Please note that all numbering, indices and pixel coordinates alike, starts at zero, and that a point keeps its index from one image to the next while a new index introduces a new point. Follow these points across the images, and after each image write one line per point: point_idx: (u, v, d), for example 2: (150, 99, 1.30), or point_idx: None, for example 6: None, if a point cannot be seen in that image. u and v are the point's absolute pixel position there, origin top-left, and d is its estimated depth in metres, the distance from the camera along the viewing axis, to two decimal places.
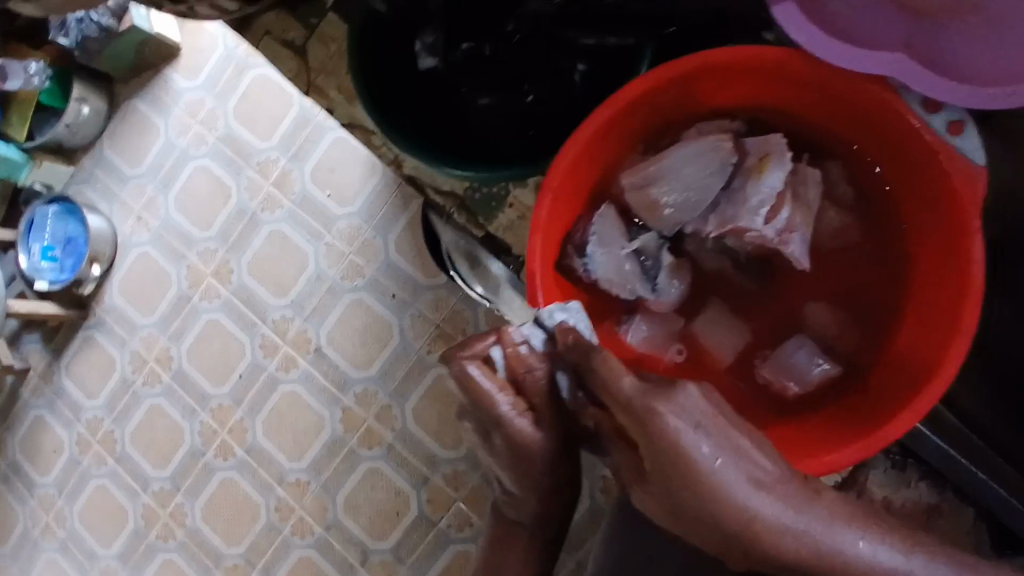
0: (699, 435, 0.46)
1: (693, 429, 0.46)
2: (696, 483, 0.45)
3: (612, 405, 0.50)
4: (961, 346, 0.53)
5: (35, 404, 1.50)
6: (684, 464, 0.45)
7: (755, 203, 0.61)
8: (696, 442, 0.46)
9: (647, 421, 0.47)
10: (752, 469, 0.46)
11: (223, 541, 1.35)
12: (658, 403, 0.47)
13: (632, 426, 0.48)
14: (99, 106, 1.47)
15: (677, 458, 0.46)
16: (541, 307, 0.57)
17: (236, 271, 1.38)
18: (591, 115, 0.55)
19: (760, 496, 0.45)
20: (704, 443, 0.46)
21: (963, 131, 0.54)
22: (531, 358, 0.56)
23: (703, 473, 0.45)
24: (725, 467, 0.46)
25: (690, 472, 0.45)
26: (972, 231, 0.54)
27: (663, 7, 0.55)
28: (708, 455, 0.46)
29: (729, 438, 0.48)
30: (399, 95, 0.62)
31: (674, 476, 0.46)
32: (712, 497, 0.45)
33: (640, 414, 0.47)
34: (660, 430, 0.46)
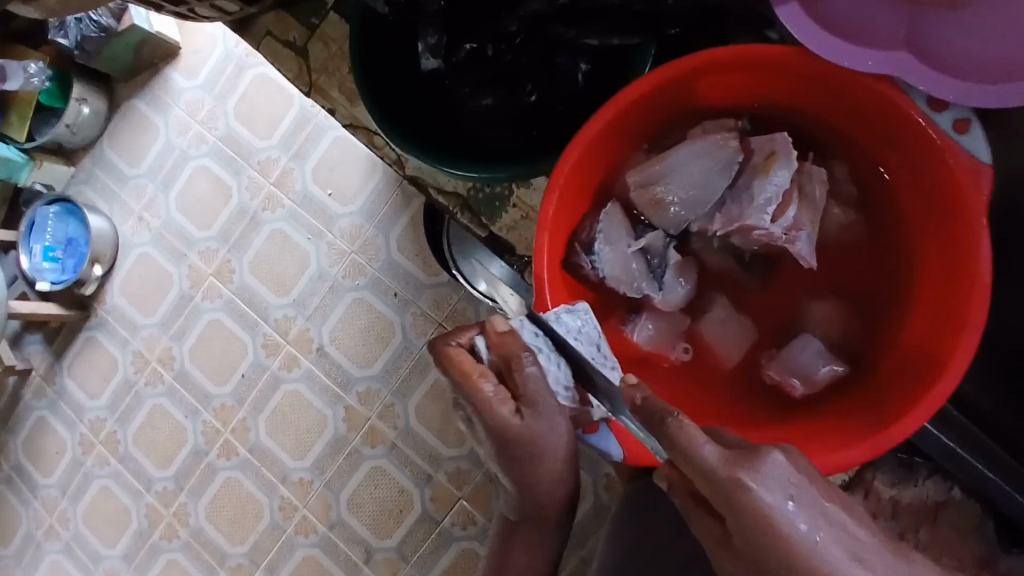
0: (793, 510, 0.43)
1: (785, 501, 0.43)
2: (789, 557, 0.42)
3: (686, 468, 0.46)
4: (969, 342, 0.53)
5: (38, 405, 1.50)
6: (775, 538, 0.43)
7: (763, 201, 0.60)
8: (789, 518, 0.43)
9: (730, 491, 0.43)
10: (846, 537, 0.43)
11: (227, 541, 1.35)
12: (745, 473, 0.43)
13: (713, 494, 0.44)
14: (99, 106, 1.46)
15: (766, 532, 0.43)
16: (547, 306, 0.57)
17: (237, 271, 1.37)
18: (595, 115, 0.55)
19: (861, 572, 0.42)
20: (799, 518, 0.43)
21: (969, 129, 0.54)
22: (516, 346, 0.55)
23: (793, 548, 0.42)
24: (817, 539, 0.43)
25: (779, 546, 0.42)
26: (978, 227, 0.54)
27: (663, 9, 0.56)
28: (801, 528, 0.43)
29: (818, 504, 0.44)
30: (401, 96, 0.62)
31: (757, 544, 0.43)
32: (806, 573, 0.42)
33: (726, 487, 0.44)
34: (747, 503, 0.43)
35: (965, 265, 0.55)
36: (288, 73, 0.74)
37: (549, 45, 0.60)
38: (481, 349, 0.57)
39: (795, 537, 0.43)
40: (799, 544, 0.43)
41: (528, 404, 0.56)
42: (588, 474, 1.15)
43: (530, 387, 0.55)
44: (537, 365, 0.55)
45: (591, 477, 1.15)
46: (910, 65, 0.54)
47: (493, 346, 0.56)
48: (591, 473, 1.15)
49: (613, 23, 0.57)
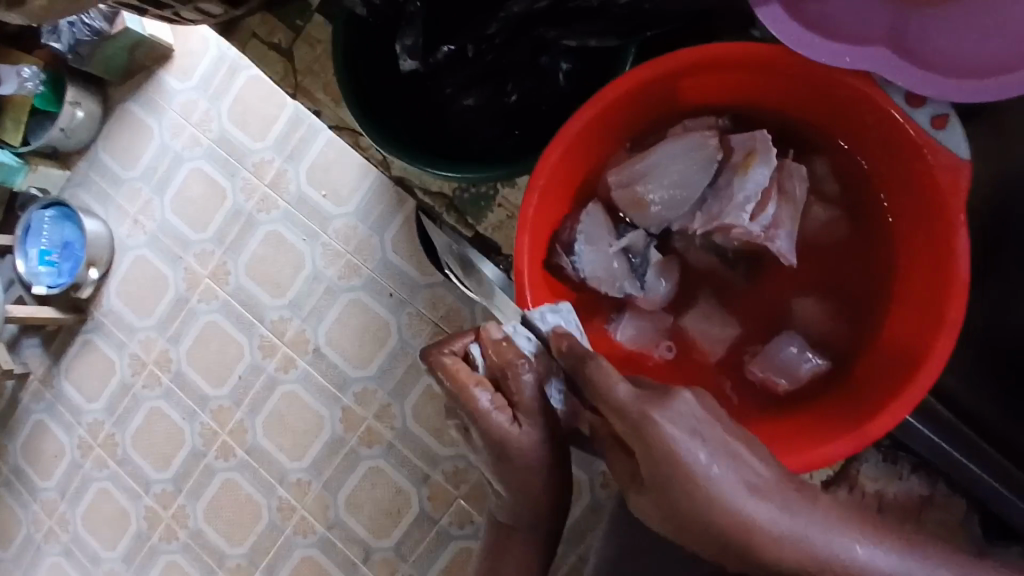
0: (695, 442, 0.44)
1: (688, 437, 0.44)
2: (690, 489, 0.43)
3: (603, 408, 0.47)
4: (949, 337, 0.53)
5: (36, 408, 1.51)
6: (678, 471, 0.44)
7: (742, 199, 0.60)
8: (691, 450, 0.44)
9: (638, 426, 0.45)
10: (746, 473, 0.45)
11: (226, 541, 1.35)
12: (654, 411, 0.45)
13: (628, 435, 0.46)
14: (94, 110, 1.46)
15: (670, 466, 0.44)
16: (530, 307, 0.57)
17: (233, 272, 1.38)
18: (575, 114, 0.55)
19: (760, 505, 0.43)
20: (701, 452, 0.44)
21: (947, 125, 0.54)
22: (509, 352, 0.55)
23: (694, 480, 0.43)
24: (718, 473, 0.44)
25: (681, 478, 0.44)
26: (957, 222, 0.54)
27: (645, 13, 0.55)
28: (702, 462, 0.44)
29: (725, 442, 0.45)
30: (382, 98, 0.62)
31: (664, 484, 0.44)
32: (706, 506, 0.43)
33: (635, 422, 0.45)
34: (654, 438, 0.44)
35: (945, 261, 0.55)
36: (275, 76, 0.74)
37: (535, 46, 0.59)
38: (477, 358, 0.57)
39: (697, 469, 0.44)
40: (701, 476, 0.44)
41: (523, 412, 0.55)
42: (584, 472, 1.15)
43: (525, 394, 0.55)
44: (532, 372, 0.55)
45: (587, 475, 1.15)
46: (891, 63, 0.54)
47: (488, 353, 0.56)
48: (586, 471, 1.15)
49: (593, 26, 0.56)
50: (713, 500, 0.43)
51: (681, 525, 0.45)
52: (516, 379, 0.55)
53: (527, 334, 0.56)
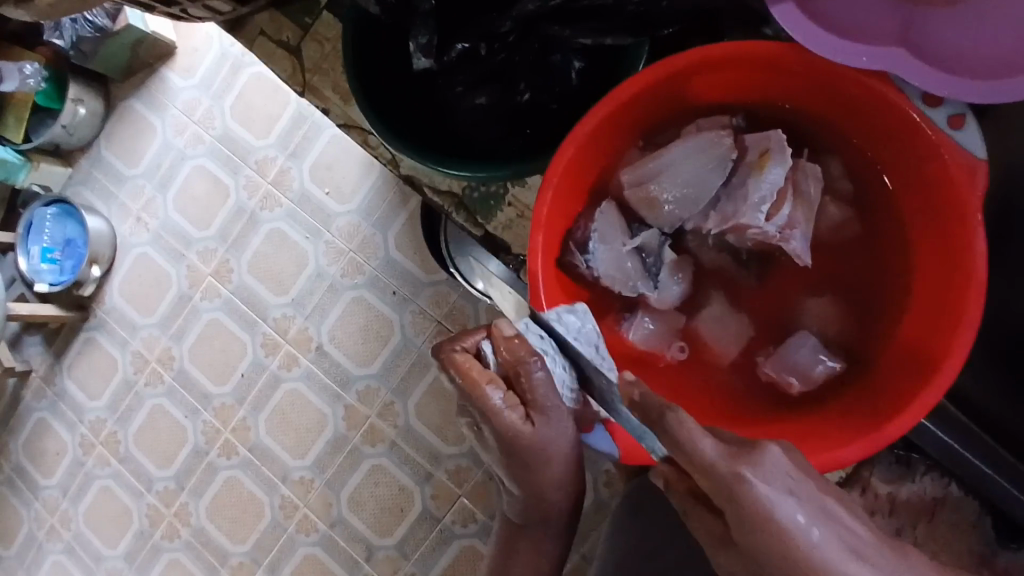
0: (795, 505, 0.42)
1: (784, 496, 0.42)
2: (792, 557, 0.41)
3: (684, 463, 0.45)
4: (965, 339, 0.53)
5: (38, 406, 1.50)
6: (775, 535, 0.42)
7: (757, 200, 0.60)
8: (790, 514, 0.42)
9: (731, 486, 0.43)
10: (849, 536, 0.43)
11: (228, 539, 1.35)
12: (745, 468, 0.43)
13: (718, 497, 0.43)
14: (96, 107, 1.46)
15: (769, 531, 0.42)
16: (545, 308, 0.56)
17: (236, 270, 1.37)
18: (589, 112, 0.55)
19: (864, 569, 0.41)
20: (798, 512, 0.42)
21: (964, 124, 0.54)
22: (521, 351, 0.56)
23: (794, 544, 0.41)
24: (819, 537, 0.42)
25: (781, 544, 0.42)
26: (974, 223, 0.54)
27: (657, 12, 0.55)
28: (804, 528, 0.42)
29: (823, 503, 0.43)
30: (394, 96, 0.61)
31: (762, 549, 0.42)
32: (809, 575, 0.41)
33: (726, 481, 0.43)
34: (748, 498, 0.42)
35: (961, 262, 0.55)
36: (283, 73, 0.74)
37: (543, 44, 0.59)
38: (489, 355, 0.58)
39: (800, 536, 0.42)
40: (805, 545, 0.41)
41: (535, 409, 0.57)
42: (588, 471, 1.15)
43: (536, 391, 0.56)
44: (544, 370, 0.56)
45: (591, 474, 1.15)
46: (908, 62, 0.53)
47: (500, 351, 0.56)
48: (590, 469, 1.15)
49: (606, 24, 0.56)
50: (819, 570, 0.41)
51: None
52: (529, 376, 0.56)
53: (536, 332, 0.57)
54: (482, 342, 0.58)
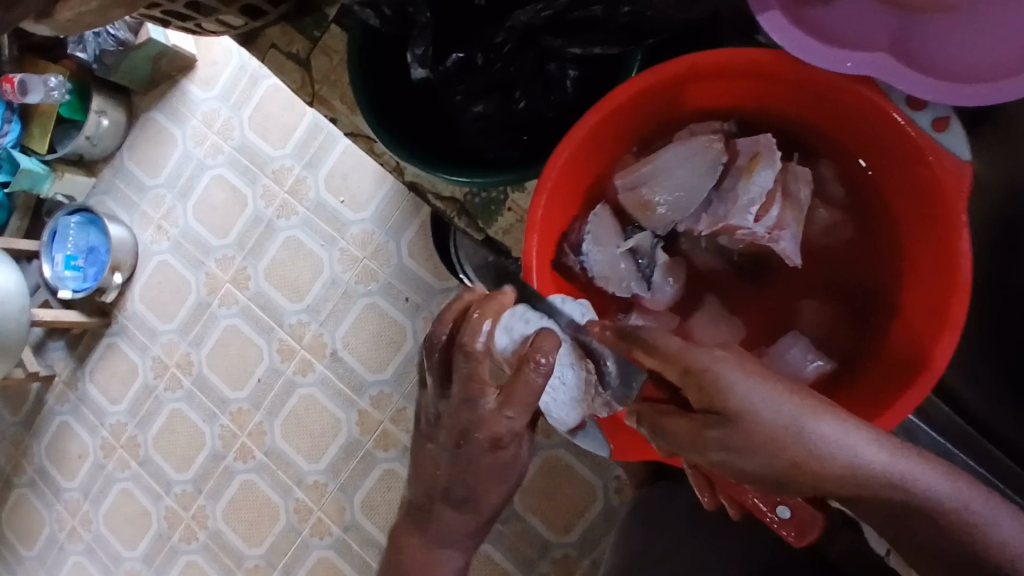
0: (759, 385, 0.51)
1: (745, 376, 0.51)
2: (761, 425, 0.50)
3: (652, 358, 0.53)
4: (950, 341, 0.54)
5: (61, 410, 1.55)
6: (746, 409, 0.50)
7: (746, 201, 0.61)
8: (759, 394, 0.50)
9: (702, 375, 0.51)
10: (799, 400, 0.52)
11: (244, 542, 1.38)
12: (715, 360, 0.51)
13: (689, 387, 0.52)
14: (119, 118, 1.50)
15: (739, 407, 0.50)
16: (536, 280, 0.59)
17: (253, 278, 1.41)
18: (581, 118, 0.57)
19: (823, 424, 0.51)
20: (762, 391, 0.51)
21: (948, 127, 0.55)
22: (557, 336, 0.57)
23: (761, 414, 0.50)
24: (775, 402, 0.51)
25: (749, 414, 0.50)
26: (960, 224, 0.54)
27: (646, 21, 0.57)
28: (769, 402, 0.50)
29: (771, 377, 0.52)
30: (395, 104, 0.64)
31: (740, 422, 0.50)
32: (776, 434, 0.50)
33: (699, 373, 0.51)
34: (720, 382, 0.50)
35: (949, 264, 0.56)
36: (293, 85, 0.77)
37: (540, 54, 0.61)
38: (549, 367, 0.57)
39: (763, 407, 0.50)
40: (759, 406, 0.50)
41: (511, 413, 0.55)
42: (599, 476, 1.16)
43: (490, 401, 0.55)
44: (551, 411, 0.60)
45: (601, 480, 1.16)
46: (890, 66, 0.54)
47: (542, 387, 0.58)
48: (600, 475, 1.16)
49: (596, 35, 0.58)
50: (782, 428, 0.50)
51: (751, 458, 0.51)
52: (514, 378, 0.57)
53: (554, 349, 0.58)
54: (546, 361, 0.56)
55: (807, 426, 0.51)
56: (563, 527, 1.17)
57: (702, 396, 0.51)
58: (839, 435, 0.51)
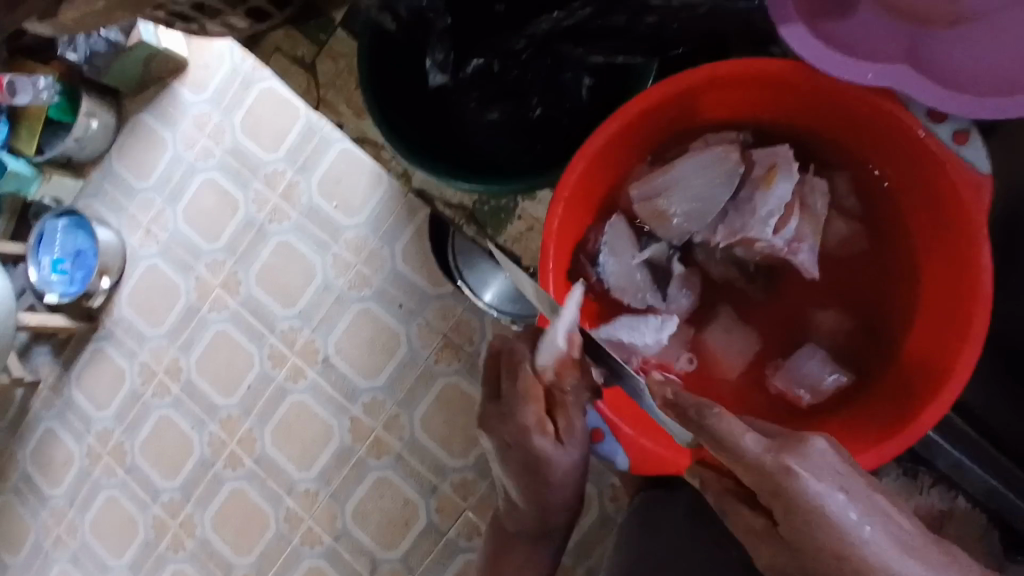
0: (848, 503, 0.43)
1: (836, 491, 0.43)
2: (845, 554, 0.42)
3: (728, 458, 0.47)
4: (969, 356, 0.53)
5: (46, 416, 1.52)
6: (829, 531, 0.42)
7: (765, 213, 0.61)
8: (846, 512, 0.43)
9: (779, 481, 0.44)
10: (899, 533, 0.42)
11: (233, 551, 1.36)
12: (789, 459, 0.44)
13: (771, 499, 0.44)
14: (108, 120, 1.48)
15: (821, 529, 0.42)
16: (551, 279, 0.58)
17: (244, 282, 1.39)
18: (600, 127, 0.56)
19: (924, 571, 0.41)
20: (852, 510, 0.43)
21: (969, 141, 0.54)
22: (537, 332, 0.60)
23: (845, 545, 0.42)
24: (879, 540, 0.42)
25: (834, 543, 0.42)
26: (980, 238, 0.54)
27: (669, 32, 0.56)
28: (858, 528, 0.42)
29: (867, 495, 0.44)
30: (408, 111, 0.62)
31: (806, 544, 0.43)
32: (866, 574, 0.41)
33: (773, 478, 0.44)
34: (796, 492, 0.43)
35: (967, 278, 0.55)
36: (298, 89, 0.75)
37: (555, 60, 0.60)
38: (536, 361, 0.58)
39: (853, 537, 0.42)
40: (855, 536, 0.42)
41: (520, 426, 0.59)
42: (595, 485, 1.16)
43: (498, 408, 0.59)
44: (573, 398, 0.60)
45: (597, 488, 1.15)
46: (909, 79, 0.54)
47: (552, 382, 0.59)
48: (596, 483, 1.15)
49: (619, 44, 0.58)
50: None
51: None
52: (533, 381, 0.59)
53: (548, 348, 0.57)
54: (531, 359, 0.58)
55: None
56: None
57: (800, 520, 0.43)
58: None
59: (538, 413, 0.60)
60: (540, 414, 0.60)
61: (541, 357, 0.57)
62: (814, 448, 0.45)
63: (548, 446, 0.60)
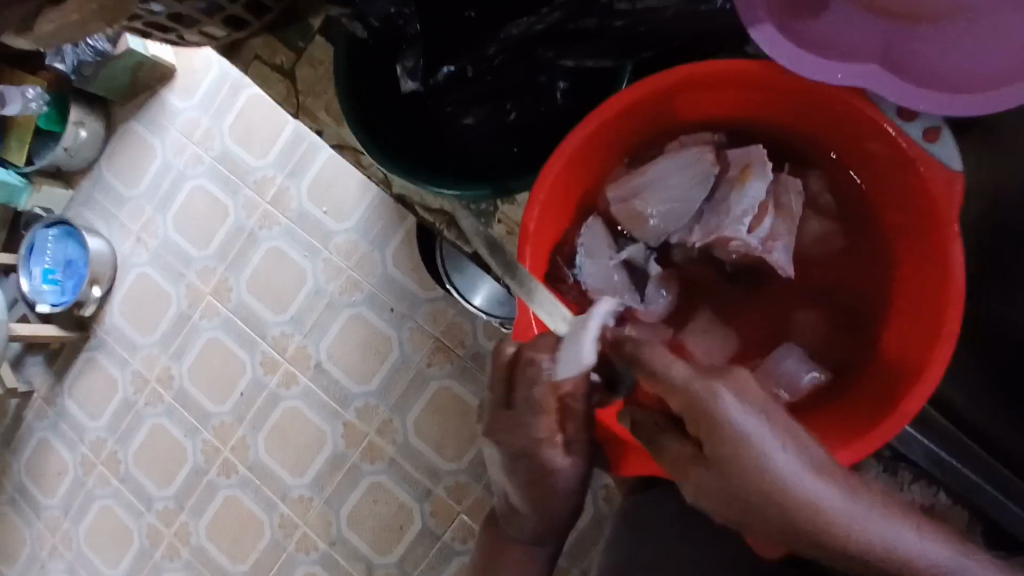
0: (766, 429, 0.47)
1: (753, 415, 0.47)
2: (751, 462, 0.46)
3: (660, 385, 0.50)
4: (945, 353, 0.53)
5: (39, 426, 1.51)
6: (741, 444, 0.46)
7: (739, 213, 0.61)
8: (760, 430, 0.47)
9: (706, 405, 0.47)
10: (807, 457, 0.48)
11: (229, 559, 1.35)
12: (719, 386, 0.48)
13: (692, 419, 0.48)
14: (97, 128, 1.48)
15: (736, 443, 0.46)
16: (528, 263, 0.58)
17: (235, 289, 1.39)
18: (575, 129, 0.56)
19: (812, 480, 0.46)
20: (765, 428, 0.47)
21: (940, 138, 0.55)
22: (551, 337, 0.57)
23: (762, 466, 0.46)
24: (779, 451, 0.47)
25: (743, 454, 0.46)
26: (951, 235, 0.54)
27: (641, 35, 0.57)
28: (772, 452, 0.46)
29: (781, 421, 0.49)
30: (384, 118, 0.62)
31: (734, 468, 0.46)
32: (767, 481, 0.46)
33: (699, 399, 0.48)
34: (720, 414, 0.47)
35: (941, 275, 0.55)
36: (276, 95, 0.75)
37: (530, 65, 0.61)
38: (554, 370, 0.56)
39: (770, 460, 0.46)
40: (763, 449, 0.46)
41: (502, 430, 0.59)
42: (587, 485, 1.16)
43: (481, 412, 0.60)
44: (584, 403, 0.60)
45: (590, 489, 1.16)
46: (881, 78, 0.54)
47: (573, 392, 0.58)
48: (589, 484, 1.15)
49: (591, 47, 0.58)
50: (788, 486, 0.46)
51: (732, 494, 0.47)
52: (548, 393, 0.57)
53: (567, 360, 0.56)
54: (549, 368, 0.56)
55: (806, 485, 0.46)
56: None
57: (715, 437, 0.47)
58: (831, 495, 0.47)
59: (551, 421, 0.58)
60: (552, 423, 0.59)
61: (564, 369, 0.56)
62: (740, 379, 0.49)
63: (557, 457, 0.59)
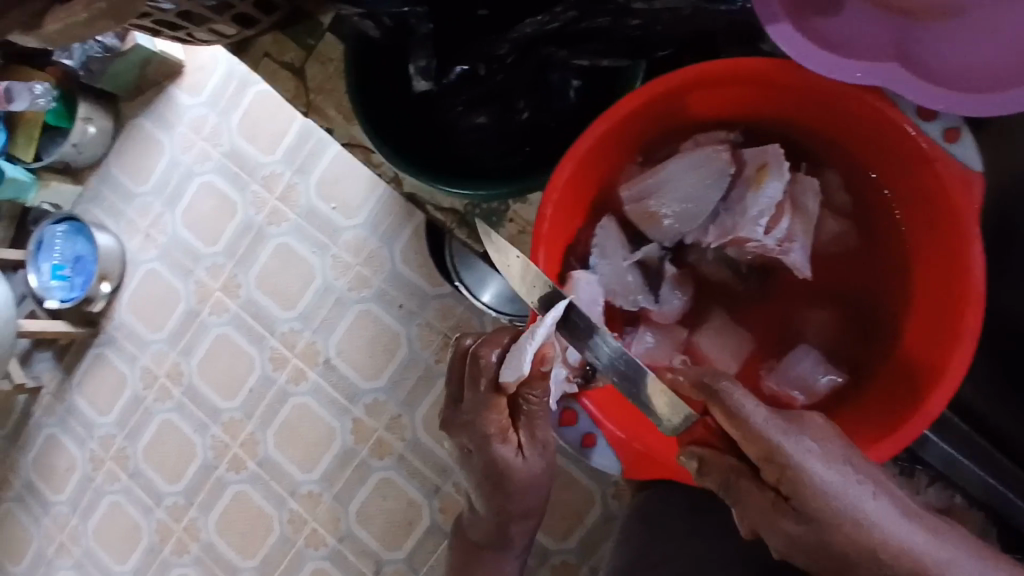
0: (852, 477, 0.48)
1: (821, 456, 0.48)
2: (826, 503, 0.46)
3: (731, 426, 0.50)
4: (964, 356, 0.53)
5: (49, 422, 1.52)
6: (812, 487, 0.47)
7: (755, 213, 0.60)
8: (831, 473, 0.47)
9: (775, 445, 0.48)
10: (877, 490, 0.48)
11: (238, 554, 1.36)
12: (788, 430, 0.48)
13: (765, 462, 0.48)
14: (105, 125, 1.48)
15: (807, 484, 0.47)
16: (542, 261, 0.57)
17: (244, 285, 1.38)
18: (588, 128, 0.55)
19: (889, 517, 0.47)
20: (835, 471, 0.48)
21: (959, 138, 0.54)
22: (504, 338, 0.59)
23: (857, 518, 0.46)
24: (853, 490, 0.47)
25: (814, 495, 0.47)
26: (972, 235, 0.53)
27: (654, 35, 0.57)
28: (864, 502, 0.47)
29: (864, 468, 0.49)
30: (392, 117, 0.61)
31: (806, 508, 0.47)
32: (841, 521, 0.46)
33: (768, 442, 0.48)
34: (790, 457, 0.47)
35: (959, 278, 0.55)
36: (286, 93, 0.74)
37: (541, 64, 0.60)
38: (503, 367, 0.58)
39: (842, 498, 0.47)
40: (836, 488, 0.47)
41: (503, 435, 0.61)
42: (596, 483, 1.15)
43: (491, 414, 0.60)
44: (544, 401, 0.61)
45: (599, 486, 1.15)
46: (899, 77, 0.53)
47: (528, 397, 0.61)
48: (598, 481, 1.15)
49: (602, 46, 0.57)
50: (862, 525, 0.46)
51: (806, 535, 0.47)
52: (497, 392, 0.59)
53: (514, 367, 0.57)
54: (496, 363, 0.58)
55: (877, 524, 0.47)
56: (562, 534, 1.16)
57: (787, 478, 0.47)
58: (908, 532, 0.47)
59: (501, 419, 0.61)
60: (502, 421, 0.61)
61: (510, 373, 0.57)
62: (811, 421, 0.50)
63: (509, 454, 0.61)
